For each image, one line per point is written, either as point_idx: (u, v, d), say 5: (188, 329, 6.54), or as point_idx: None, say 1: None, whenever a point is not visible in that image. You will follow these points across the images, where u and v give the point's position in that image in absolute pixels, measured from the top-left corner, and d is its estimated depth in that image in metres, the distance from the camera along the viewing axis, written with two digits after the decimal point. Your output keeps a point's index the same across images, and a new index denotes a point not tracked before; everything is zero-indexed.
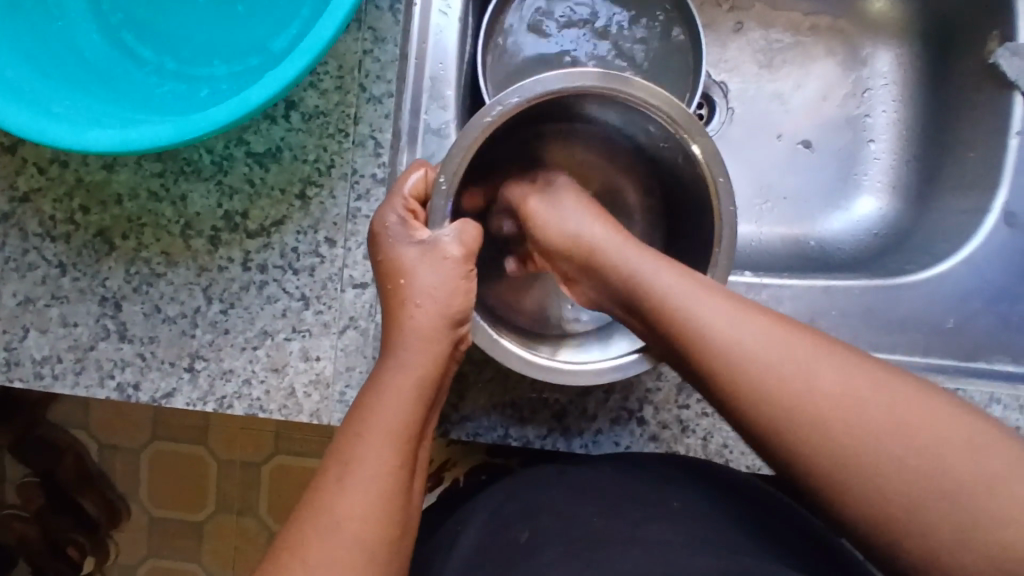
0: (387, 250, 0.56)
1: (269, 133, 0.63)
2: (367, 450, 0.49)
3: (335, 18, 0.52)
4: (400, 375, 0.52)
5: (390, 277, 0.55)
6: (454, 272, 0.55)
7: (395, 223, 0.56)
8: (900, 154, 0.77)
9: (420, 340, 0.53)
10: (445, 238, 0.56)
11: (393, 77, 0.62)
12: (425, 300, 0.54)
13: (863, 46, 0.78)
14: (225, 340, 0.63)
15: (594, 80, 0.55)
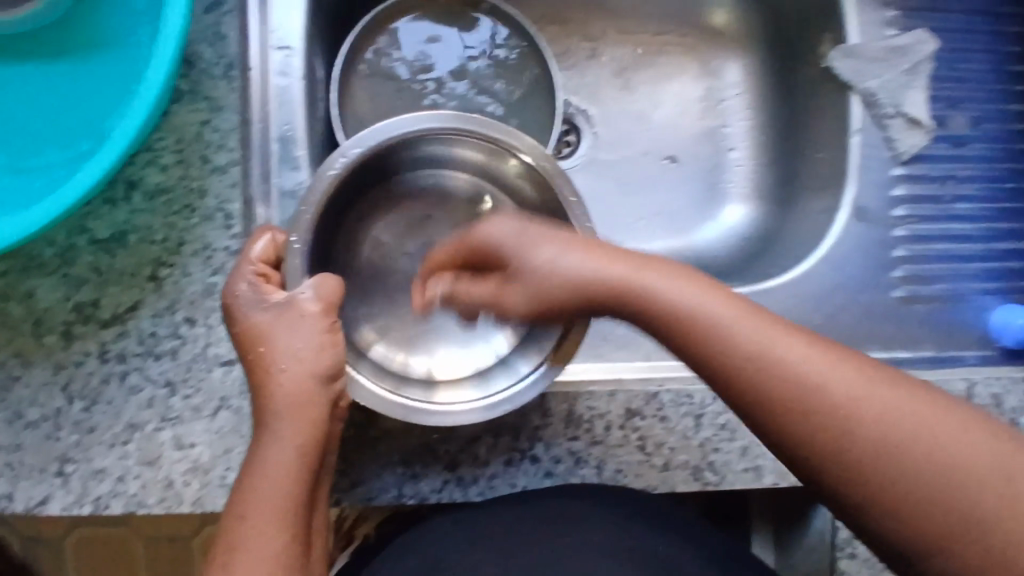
0: (243, 318, 0.51)
1: (111, 216, 0.60)
2: (251, 535, 0.46)
3: (145, 104, 0.52)
4: (277, 447, 0.48)
5: (251, 346, 0.50)
6: (316, 328, 0.51)
7: (246, 290, 0.52)
8: (760, 159, 0.80)
9: (292, 405, 0.49)
10: (302, 293, 0.52)
11: (235, 145, 0.61)
12: (292, 364, 0.49)
13: (712, 60, 0.81)
14: (92, 439, 0.60)
15: (441, 122, 0.58)
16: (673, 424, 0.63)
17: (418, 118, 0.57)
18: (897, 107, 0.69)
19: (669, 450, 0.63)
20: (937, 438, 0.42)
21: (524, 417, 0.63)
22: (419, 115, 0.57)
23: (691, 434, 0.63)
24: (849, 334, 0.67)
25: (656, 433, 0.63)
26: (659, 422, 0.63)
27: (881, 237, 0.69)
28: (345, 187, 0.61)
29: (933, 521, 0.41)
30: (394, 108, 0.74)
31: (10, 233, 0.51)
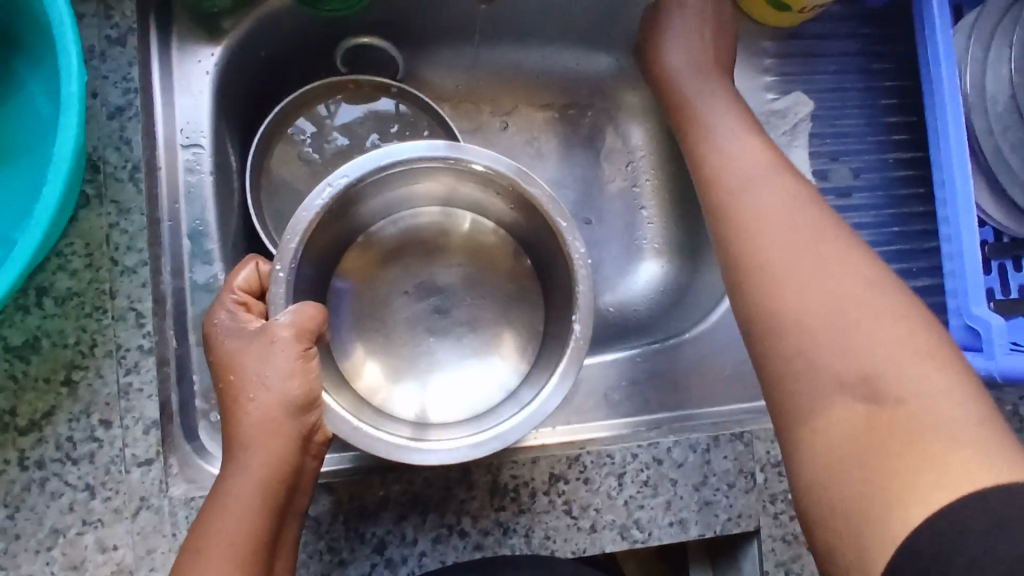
0: (221, 342, 0.56)
1: (23, 323, 0.60)
2: (208, 563, 0.49)
3: (40, 223, 0.52)
4: (242, 478, 0.52)
5: (226, 368, 0.55)
6: (286, 355, 0.55)
7: (227, 318, 0.57)
8: (669, 215, 0.83)
9: (261, 434, 0.53)
10: (278, 320, 0.56)
11: (144, 245, 0.61)
12: (259, 391, 0.53)
13: (616, 125, 0.86)
14: (19, 545, 0.59)
15: (441, 149, 0.64)
16: (596, 484, 0.64)
17: (401, 148, 0.63)
18: None
19: (595, 512, 0.64)
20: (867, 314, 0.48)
21: (450, 491, 0.63)
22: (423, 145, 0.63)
23: (614, 494, 0.64)
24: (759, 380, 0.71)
25: (581, 495, 0.64)
26: (582, 483, 0.64)
27: None
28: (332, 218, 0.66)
29: (843, 359, 0.47)
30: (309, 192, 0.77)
31: None
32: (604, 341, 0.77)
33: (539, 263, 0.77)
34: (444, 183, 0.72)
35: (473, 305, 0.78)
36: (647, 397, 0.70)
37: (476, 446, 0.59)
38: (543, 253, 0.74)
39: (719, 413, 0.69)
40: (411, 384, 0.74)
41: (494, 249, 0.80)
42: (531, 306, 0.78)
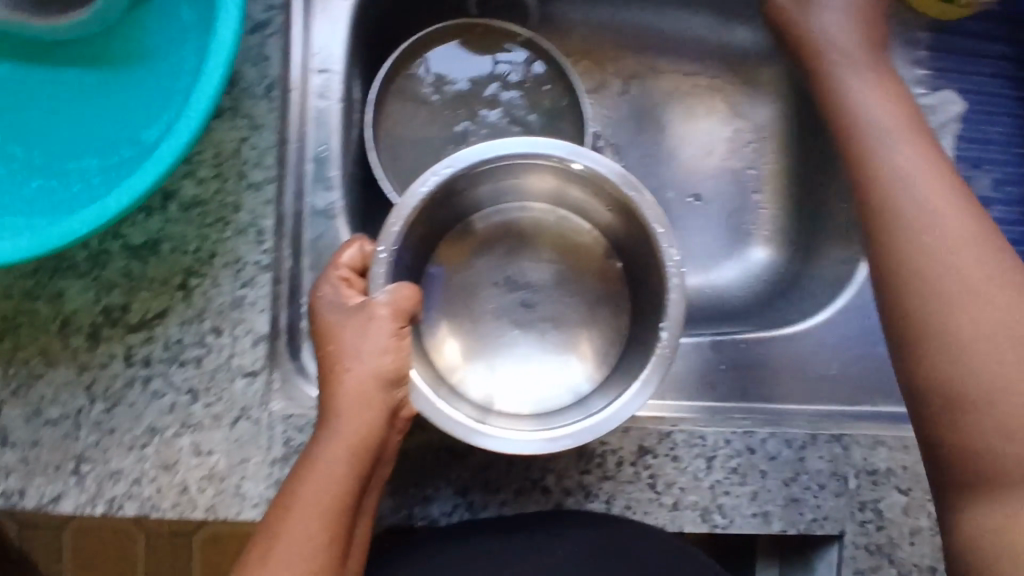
0: (321, 314, 0.54)
1: (145, 224, 0.61)
2: (295, 523, 0.48)
3: (187, 126, 0.53)
4: (333, 443, 0.51)
5: (323, 343, 0.53)
6: (383, 332, 0.53)
7: (331, 292, 0.55)
8: (783, 204, 0.80)
9: (353, 404, 0.51)
10: (376, 298, 0.54)
11: (271, 163, 0.62)
12: (354, 362, 0.52)
13: (741, 102, 0.83)
14: (111, 440, 0.61)
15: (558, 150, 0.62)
16: (684, 464, 0.63)
17: (514, 142, 0.61)
18: None
19: (679, 490, 0.63)
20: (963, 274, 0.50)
21: None
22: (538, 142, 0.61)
23: (702, 475, 0.63)
24: (862, 384, 0.68)
25: (667, 472, 0.63)
26: (671, 461, 0.63)
27: None
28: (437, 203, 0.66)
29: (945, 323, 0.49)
30: (424, 130, 0.75)
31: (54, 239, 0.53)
32: (704, 325, 0.75)
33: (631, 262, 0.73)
34: (542, 178, 0.70)
35: (561, 303, 0.75)
36: (745, 386, 0.68)
37: (552, 441, 0.57)
38: (637, 256, 0.70)
39: (817, 413, 0.67)
40: (487, 370, 0.71)
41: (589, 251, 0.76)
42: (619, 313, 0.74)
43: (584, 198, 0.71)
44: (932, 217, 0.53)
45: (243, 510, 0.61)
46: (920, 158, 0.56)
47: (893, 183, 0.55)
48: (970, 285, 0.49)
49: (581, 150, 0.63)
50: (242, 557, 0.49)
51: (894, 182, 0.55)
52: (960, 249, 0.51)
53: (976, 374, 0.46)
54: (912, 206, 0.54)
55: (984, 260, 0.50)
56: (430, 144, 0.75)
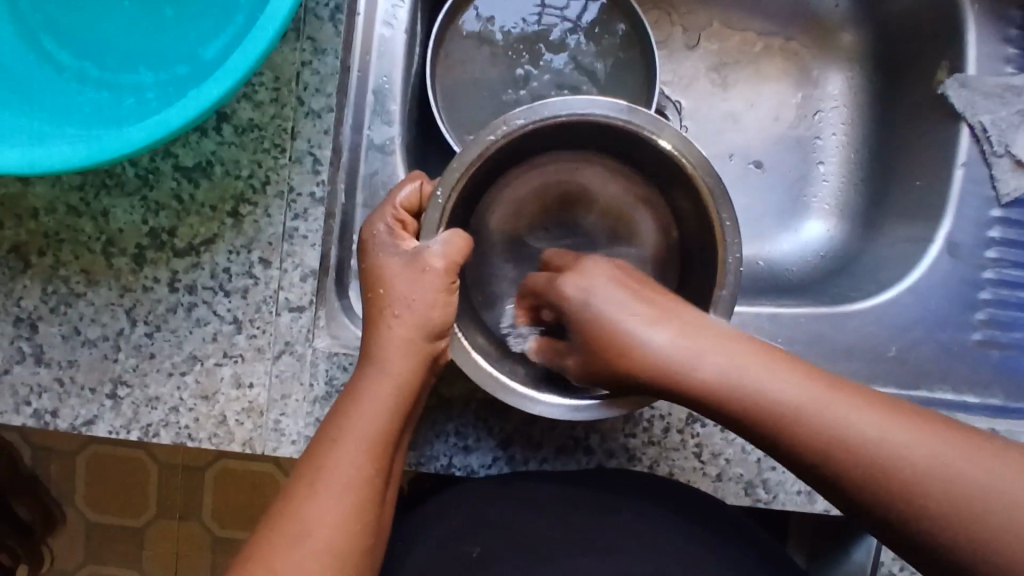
0: (372, 257, 0.52)
1: (199, 145, 0.59)
2: (341, 456, 0.46)
3: (264, 37, 0.49)
4: (379, 382, 0.49)
5: (372, 286, 0.51)
6: (435, 285, 0.51)
7: (384, 232, 0.52)
8: (848, 177, 0.77)
9: (400, 348, 0.50)
10: (431, 248, 0.51)
11: (333, 91, 0.59)
12: (402, 310, 0.50)
13: (814, 69, 0.79)
14: (151, 365, 0.59)
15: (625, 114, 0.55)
16: (732, 435, 0.62)
17: (581, 99, 0.54)
18: (1006, 147, 0.66)
19: (725, 462, 0.62)
20: (808, 407, 0.45)
21: None
22: (600, 100, 0.54)
23: (749, 448, 0.62)
24: (919, 369, 0.66)
25: (714, 442, 0.62)
26: (719, 431, 0.62)
27: (968, 276, 0.67)
28: (491, 161, 0.59)
29: (809, 449, 0.45)
30: (485, 71, 0.72)
31: (107, 150, 0.48)
32: (759, 295, 0.73)
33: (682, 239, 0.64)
34: (609, 136, 0.60)
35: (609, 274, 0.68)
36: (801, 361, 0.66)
37: (581, 407, 0.54)
38: (693, 237, 0.61)
39: None
40: None
41: (643, 223, 0.68)
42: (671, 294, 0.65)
43: (650, 165, 0.61)
44: (841, 419, 0.44)
45: (281, 446, 0.60)
46: (686, 372, 0.48)
47: (793, 411, 0.45)
48: (806, 406, 0.45)
49: (666, 122, 0.55)
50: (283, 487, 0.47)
51: (760, 411, 0.46)
52: (890, 435, 0.43)
53: (956, 473, 0.42)
54: (800, 412, 0.45)
55: (798, 385, 0.46)
56: (490, 86, 0.72)
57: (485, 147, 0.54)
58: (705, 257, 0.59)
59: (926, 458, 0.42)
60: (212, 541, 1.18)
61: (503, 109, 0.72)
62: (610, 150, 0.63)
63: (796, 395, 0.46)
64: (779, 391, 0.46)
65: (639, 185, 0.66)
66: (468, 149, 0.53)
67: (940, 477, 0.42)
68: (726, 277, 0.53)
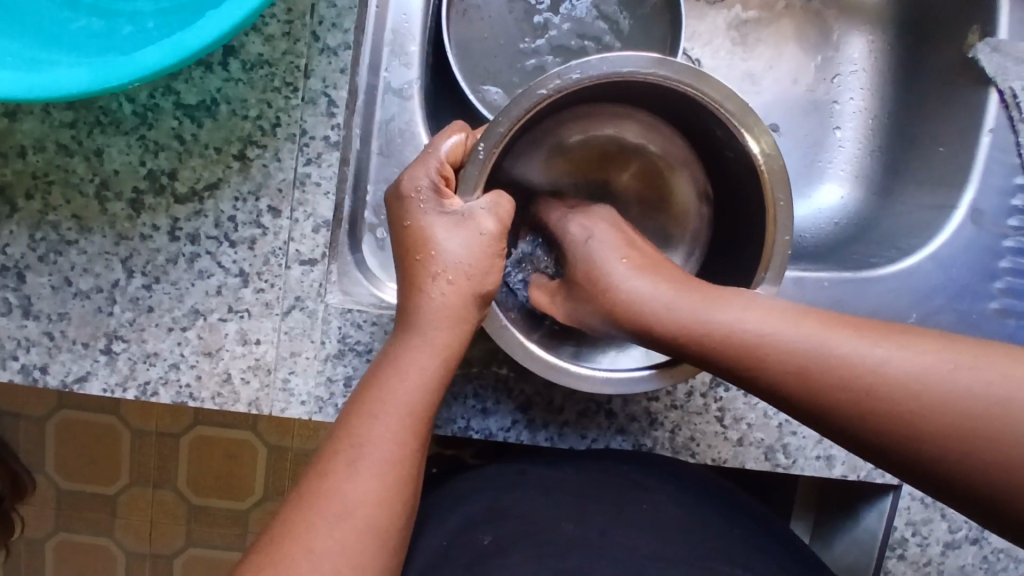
0: (417, 217, 0.50)
1: (203, 82, 0.55)
2: (382, 432, 0.46)
3: None
4: (422, 355, 0.48)
5: (419, 247, 0.50)
6: (488, 249, 0.50)
7: (428, 189, 0.51)
8: (865, 142, 0.76)
9: (444, 316, 0.49)
10: (480, 209, 0.50)
11: (351, 26, 0.56)
12: (457, 276, 0.49)
13: (836, 30, 0.77)
14: (149, 319, 0.55)
15: (686, 77, 0.52)
16: (756, 400, 0.61)
17: (636, 56, 0.51)
18: None
19: (747, 426, 0.61)
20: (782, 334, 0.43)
21: None
22: (661, 59, 0.51)
23: (771, 413, 0.61)
24: None
25: (737, 407, 0.61)
26: (742, 395, 0.61)
27: (989, 244, 0.66)
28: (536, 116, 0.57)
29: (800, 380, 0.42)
30: (502, 18, 0.69)
31: (115, 74, 0.44)
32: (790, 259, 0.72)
33: (720, 205, 0.64)
34: (661, 92, 0.58)
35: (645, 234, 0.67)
36: None
37: (621, 381, 0.53)
38: (739, 204, 0.60)
39: None
40: None
41: (679, 185, 0.67)
42: (701, 259, 0.65)
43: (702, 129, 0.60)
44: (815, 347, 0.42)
45: (290, 406, 0.56)
46: (665, 311, 0.47)
47: (765, 343, 0.43)
48: (782, 331, 0.43)
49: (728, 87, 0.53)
50: (314, 466, 0.46)
51: (736, 345, 0.44)
52: (873, 355, 0.40)
53: (945, 375, 0.38)
54: (753, 333, 0.44)
55: (773, 314, 0.44)
56: (507, 34, 0.69)
57: (535, 102, 0.52)
58: (750, 227, 0.58)
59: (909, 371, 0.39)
60: (189, 510, 1.15)
61: (520, 58, 0.69)
62: (661, 108, 0.61)
63: (772, 323, 0.44)
64: (755, 320, 0.44)
65: (680, 147, 0.65)
66: (512, 105, 0.51)
67: (932, 378, 0.39)
68: (769, 251, 0.52)
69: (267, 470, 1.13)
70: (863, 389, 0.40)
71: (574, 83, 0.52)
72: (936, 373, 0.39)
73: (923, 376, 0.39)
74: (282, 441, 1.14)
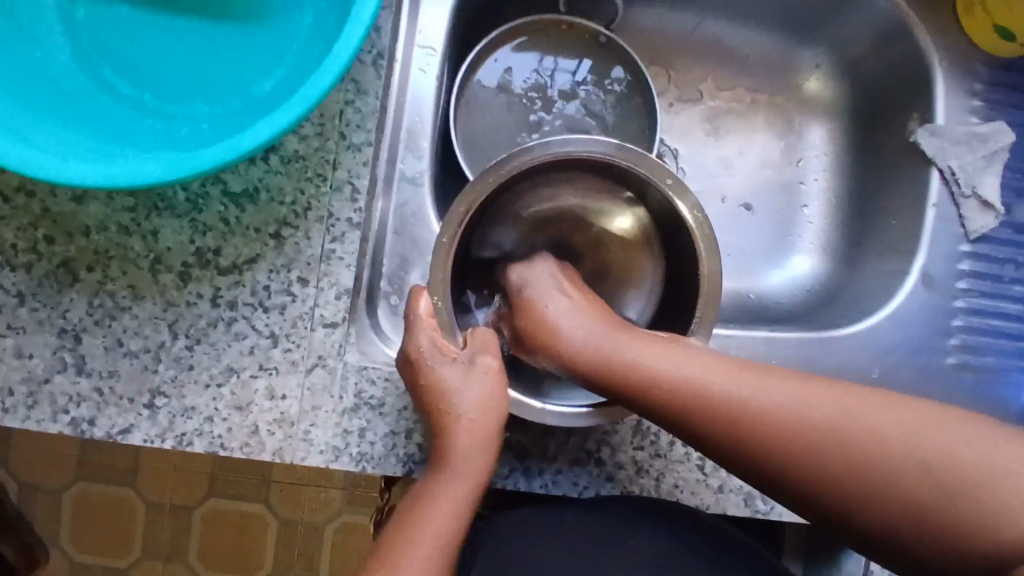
0: (428, 377, 0.59)
1: (247, 173, 0.65)
2: (439, 515, 0.55)
3: (331, 72, 0.54)
4: (475, 444, 0.58)
5: (435, 399, 0.59)
6: (496, 381, 0.60)
7: (429, 347, 0.60)
8: (830, 218, 0.85)
9: (490, 410, 0.59)
10: (481, 358, 0.60)
11: (372, 127, 0.66)
12: (493, 376, 0.60)
13: (797, 121, 0.88)
14: (189, 376, 0.63)
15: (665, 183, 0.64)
16: None
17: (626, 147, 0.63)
18: (972, 188, 0.74)
19: (726, 474, 0.66)
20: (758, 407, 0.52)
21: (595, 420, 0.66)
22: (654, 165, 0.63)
23: None
24: (901, 390, 0.72)
25: None
26: None
27: (943, 305, 0.73)
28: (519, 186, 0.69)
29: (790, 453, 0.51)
30: (502, 116, 0.80)
31: (182, 168, 0.54)
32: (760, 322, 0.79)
33: None
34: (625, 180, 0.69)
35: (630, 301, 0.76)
36: None
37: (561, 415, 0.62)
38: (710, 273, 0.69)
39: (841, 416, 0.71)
40: None
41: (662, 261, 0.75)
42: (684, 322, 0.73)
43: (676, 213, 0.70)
44: (765, 399, 0.52)
45: (309, 456, 0.63)
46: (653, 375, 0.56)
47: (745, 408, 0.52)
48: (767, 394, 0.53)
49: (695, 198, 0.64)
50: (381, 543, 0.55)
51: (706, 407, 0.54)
52: (836, 422, 0.50)
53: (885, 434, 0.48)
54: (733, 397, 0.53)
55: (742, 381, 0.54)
56: (506, 128, 0.79)
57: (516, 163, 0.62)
58: None
59: (860, 424, 0.49)
60: None
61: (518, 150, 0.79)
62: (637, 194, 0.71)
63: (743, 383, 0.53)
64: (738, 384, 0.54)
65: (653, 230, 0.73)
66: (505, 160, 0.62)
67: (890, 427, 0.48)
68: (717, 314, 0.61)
69: (277, 544, 1.18)
70: (830, 443, 0.49)
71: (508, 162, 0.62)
72: (888, 426, 0.48)
73: (873, 430, 0.48)
74: (292, 513, 1.19)
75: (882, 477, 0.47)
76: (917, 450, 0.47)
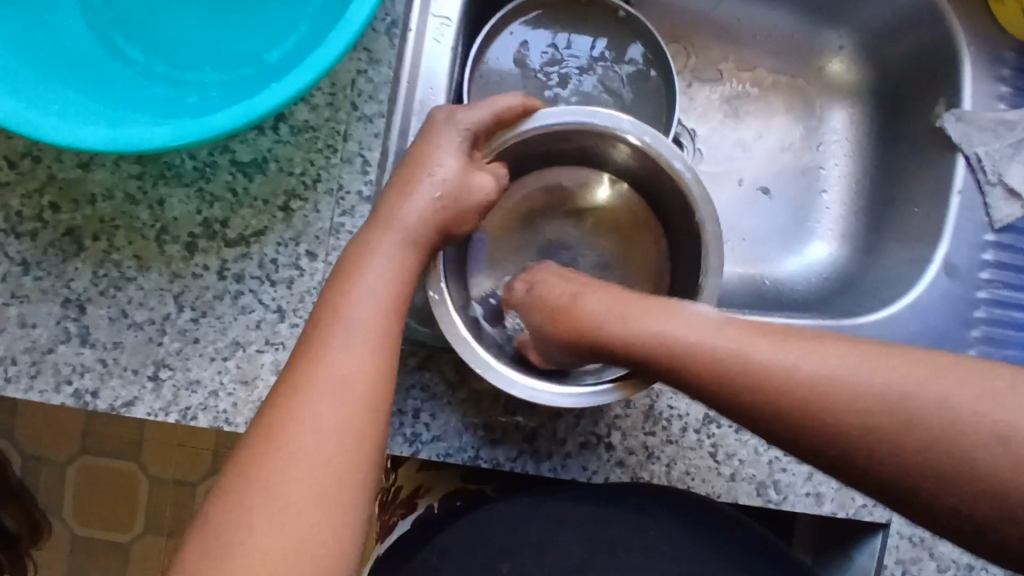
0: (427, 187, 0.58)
1: (256, 143, 0.63)
2: (296, 439, 0.46)
3: (347, 35, 0.53)
4: (337, 358, 0.49)
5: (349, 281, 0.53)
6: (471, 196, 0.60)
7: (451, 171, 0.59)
8: (849, 204, 0.83)
9: (354, 319, 0.51)
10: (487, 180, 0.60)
11: (385, 98, 0.65)
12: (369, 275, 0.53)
13: (819, 104, 0.85)
14: (194, 349, 0.62)
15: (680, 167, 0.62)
16: (747, 437, 0.65)
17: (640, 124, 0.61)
18: (998, 176, 0.72)
19: (739, 462, 0.65)
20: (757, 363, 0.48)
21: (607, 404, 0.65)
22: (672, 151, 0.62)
23: (761, 450, 0.65)
24: None
25: (729, 442, 0.65)
26: (733, 433, 0.65)
27: (964, 295, 0.72)
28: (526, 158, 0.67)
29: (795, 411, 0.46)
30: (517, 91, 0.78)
31: (192, 133, 0.52)
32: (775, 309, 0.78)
33: None
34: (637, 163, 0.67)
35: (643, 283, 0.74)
36: None
37: (557, 397, 0.59)
38: None
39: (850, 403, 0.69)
40: None
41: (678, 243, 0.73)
42: None
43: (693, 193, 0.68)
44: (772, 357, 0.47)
45: None
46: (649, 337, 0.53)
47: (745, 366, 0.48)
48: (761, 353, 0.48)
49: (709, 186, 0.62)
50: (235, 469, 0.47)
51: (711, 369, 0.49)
52: (849, 376, 0.44)
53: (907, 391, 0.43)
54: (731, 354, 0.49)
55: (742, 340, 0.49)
56: None
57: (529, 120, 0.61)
58: None
59: (879, 380, 0.44)
60: None
61: None
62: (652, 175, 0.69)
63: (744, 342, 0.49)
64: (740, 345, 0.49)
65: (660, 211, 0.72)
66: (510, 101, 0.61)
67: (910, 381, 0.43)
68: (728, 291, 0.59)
69: None
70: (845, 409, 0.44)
71: (504, 108, 0.60)
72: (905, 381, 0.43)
73: (899, 388, 0.43)
74: None
75: (910, 440, 0.42)
76: (939, 407, 0.42)
